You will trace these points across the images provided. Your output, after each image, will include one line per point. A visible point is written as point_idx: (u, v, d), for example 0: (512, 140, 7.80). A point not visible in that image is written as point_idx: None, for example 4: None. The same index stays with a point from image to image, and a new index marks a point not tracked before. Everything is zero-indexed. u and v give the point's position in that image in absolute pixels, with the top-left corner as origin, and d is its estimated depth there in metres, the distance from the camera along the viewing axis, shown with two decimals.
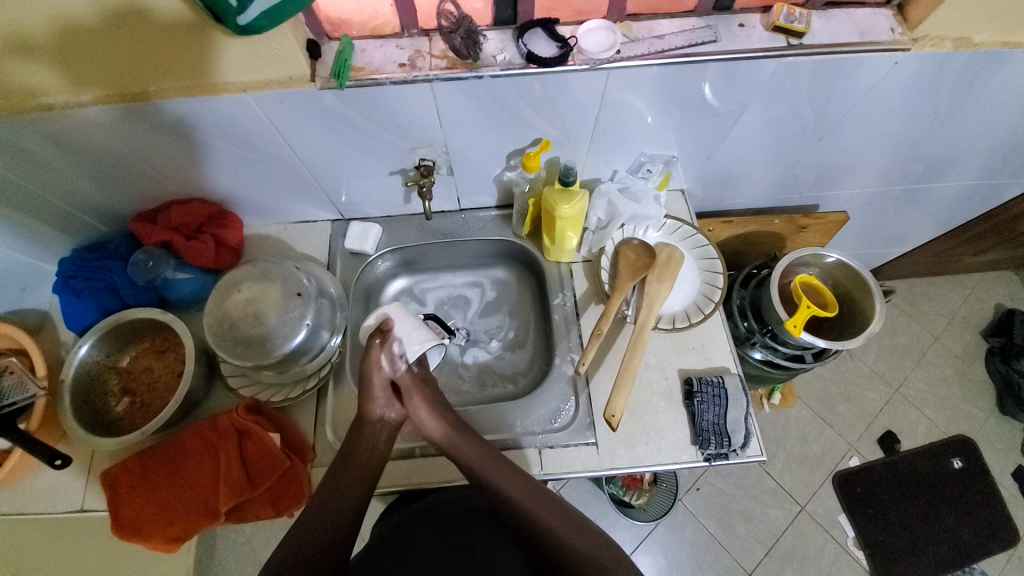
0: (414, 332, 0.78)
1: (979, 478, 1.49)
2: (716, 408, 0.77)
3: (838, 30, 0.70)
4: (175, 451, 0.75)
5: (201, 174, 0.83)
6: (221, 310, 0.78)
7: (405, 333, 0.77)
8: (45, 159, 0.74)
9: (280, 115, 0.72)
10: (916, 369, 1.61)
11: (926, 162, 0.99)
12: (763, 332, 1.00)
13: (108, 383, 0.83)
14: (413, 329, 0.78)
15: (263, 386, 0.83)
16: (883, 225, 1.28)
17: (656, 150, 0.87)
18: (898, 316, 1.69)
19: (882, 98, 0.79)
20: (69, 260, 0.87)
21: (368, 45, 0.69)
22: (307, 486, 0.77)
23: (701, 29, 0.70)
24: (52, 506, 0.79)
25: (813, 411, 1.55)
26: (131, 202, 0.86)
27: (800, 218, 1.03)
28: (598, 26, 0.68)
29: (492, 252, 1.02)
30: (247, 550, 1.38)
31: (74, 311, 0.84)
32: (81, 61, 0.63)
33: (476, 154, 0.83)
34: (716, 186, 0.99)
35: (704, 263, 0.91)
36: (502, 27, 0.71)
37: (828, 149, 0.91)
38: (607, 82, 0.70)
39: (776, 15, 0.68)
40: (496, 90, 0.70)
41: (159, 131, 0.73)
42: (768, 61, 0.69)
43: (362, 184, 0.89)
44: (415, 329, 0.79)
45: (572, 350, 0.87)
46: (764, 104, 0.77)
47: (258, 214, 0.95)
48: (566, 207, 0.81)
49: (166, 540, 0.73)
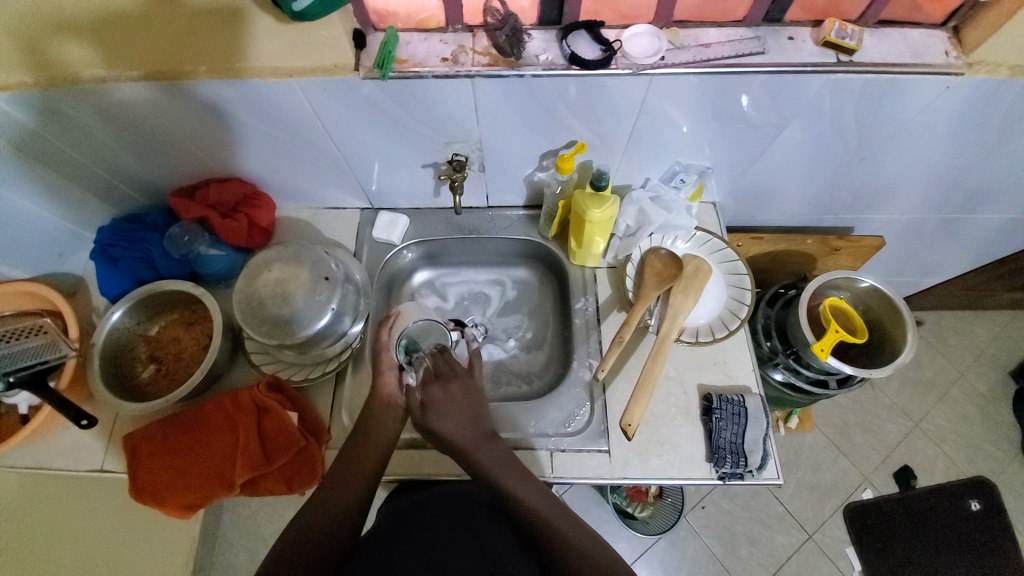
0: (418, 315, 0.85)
1: (1000, 523, 1.43)
2: (735, 428, 0.76)
3: (891, 50, 0.68)
4: (197, 421, 0.77)
5: (241, 155, 0.85)
6: (250, 288, 0.80)
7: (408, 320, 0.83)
8: (93, 129, 0.77)
9: (323, 102, 0.74)
10: (940, 404, 1.55)
11: (971, 192, 0.96)
12: (787, 354, 0.97)
13: (136, 350, 0.85)
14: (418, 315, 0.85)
15: (284, 364, 0.85)
16: (917, 254, 1.24)
17: (691, 160, 0.85)
18: (925, 348, 1.63)
19: (931, 121, 0.76)
20: (108, 229, 0.89)
21: (413, 37, 0.70)
22: (320, 467, 0.78)
23: (749, 39, 0.68)
24: (74, 465, 0.82)
25: (829, 439, 1.51)
26: (170, 177, 0.89)
27: (834, 240, 1.01)
28: (644, 31, 0.68)
29: (517, 251, 1.02)
30: (251, 523, 1.41)
31: (109, 278, 0.87)
32: (134, 36, 0.66)
33: (509, 153, 0.83)
34: (749, 201, 0.97)
35: (732, 278, 0.90)
36: (546, 27, 0.70)
37: (869, 170, 0.88)
38: (648, 88, 0.70)
39: (828, 30, 0.66)
40: (536, 90, 0.70)
41: (204, 110, 0.75)
42: (816, 76, 0.67)
43: (395, 174, 0.90)
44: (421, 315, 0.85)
45: (591, 355, 0.86)
46: (805, 121, 0.76)
47: (290, 197, 0.97)
48: (596, 212, 0.80)
49: (180, 507, 0.75)
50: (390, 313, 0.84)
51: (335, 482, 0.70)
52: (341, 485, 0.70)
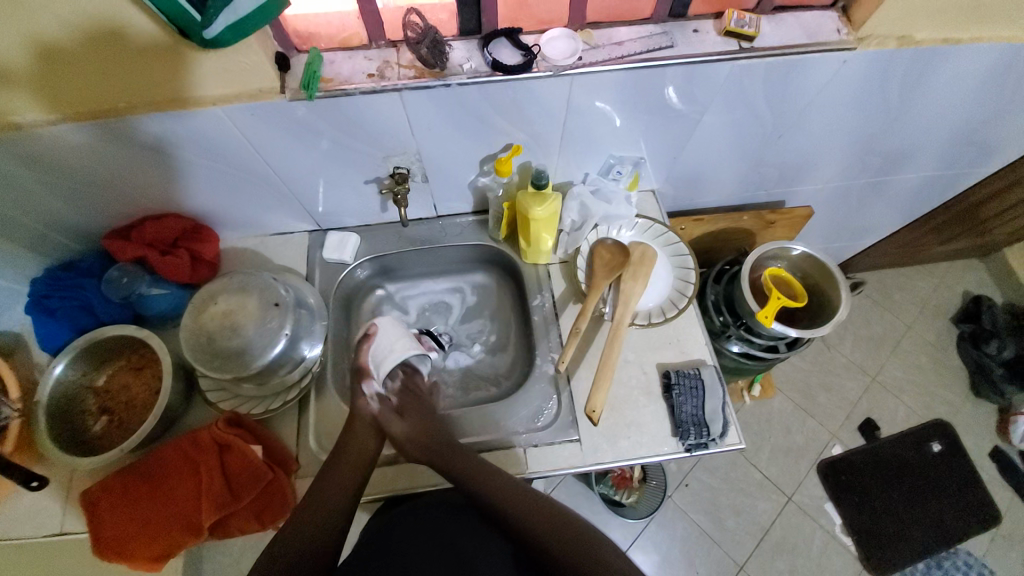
0: (399, 340, 0.84)
1: (955, 459, 1.54)
2: (694, 399, 0.80)
3: (787, 34, 0.74)
4: (157, 466, 0.74)
5: (176, 189, 0.83)
6: (197, 323, 0.77)
7: (388, 340, 0.84)
8: (14, 178, 0.74)
9: (254, 128, 0.73)
10: (891, 357, 1.66)
11: (883, 156, 1.04)
12: (738, 325, 1.02)
13: (85, 403, 0.82)
14: (398, 338, 0.85)
15: (243, 399, 0.82)
16: (850, 219, 1.33)
17: (624, 152, 0.89)
18: (871, 306, 1.74)
19: (836, 95, 0.83)
20: (41, 280, 0.85)
21: (337, 56, 0.71)
22: (292, 496, 0.77)
23: (657, 35, 0.73)
24: (30, 530, 0.77)
25: (795, 402, 1.59)
26: (104, 220, 0.86)
27: (767, 214, 1.08)
28: (560, 34, 0.71)
29: (472, 257, 1.03)
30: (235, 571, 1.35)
31: (48, 332, 0.83)
32: (47, 79, 0.63)
33: (449, 161, 0.85)
34: (685, 186, 1.02)
35: (677, 260, 0.94)
36: (467, 37, 0.72)
37: (790, 145, 0.94)
38: (571, 87, 0.73)
39: (728, 20, 0.71)
40: (464, 98, 0.72)
41: (132, 148, 0.74)
42: (723, 63, 0.72)
43: (339, 194, 0.90)
44: (401, 338, 0.85)
45: (553, 349, 0.88)
46: (724, 105, 0.81)
47: (235, 227, 0.95)
48: (539, 209, 0.83)
49: (147, 559, 0.72)
50: (369, 328, 0.85)
51: (310, 503, 0.69)
52: (317, 506, 0.68)
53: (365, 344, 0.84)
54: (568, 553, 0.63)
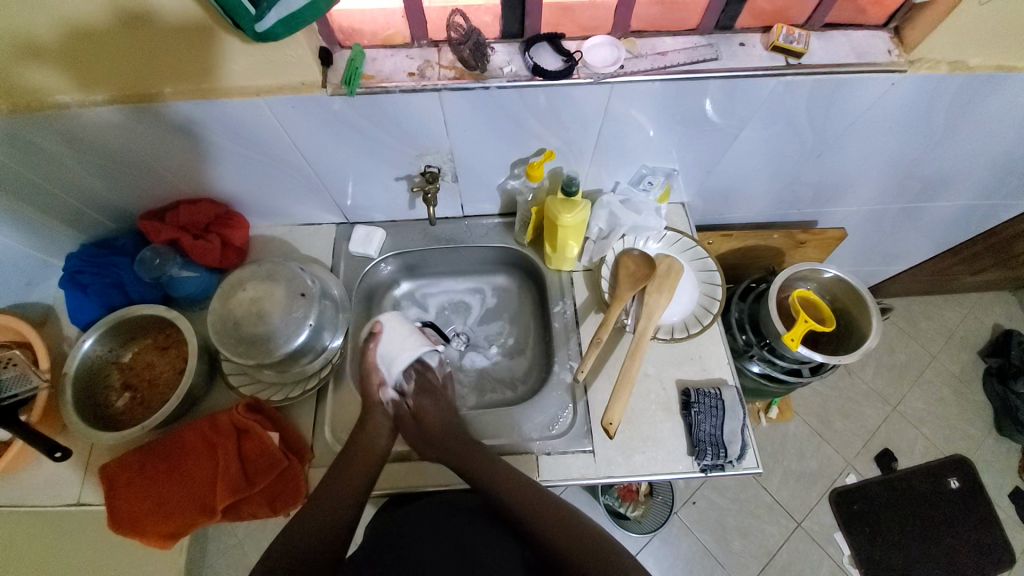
0: (408, 338, 0.80)
1: (976, 497, 1.49)
2: (713, 419, 0.79)
3: (837, 51, 0.72)
4: (175, 447, 0.75)
5: (211, 174, 0.84)
6: (225, 308, 0.79)
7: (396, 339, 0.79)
8: (58, 156, 0.76)
9: (292, 119, 0.74)
10: (913, 387, 1.61)
11: (923, 182, 1.00)
12: (761, 345, 0.99)
13: (109, 379, 0.84)
14: (406, 336, 0.80)
15: (263, 385, 0.84)
16: (881, 244, 1.29)
17: (657, 163, 0.88)
18: (896, 334, 1.69)
19: (880, 117, 0.81)
20: (76, 256, 0.88)
21: (379, 54, 0.71)
22: (304, 485, 0.78)
23: (703, 46, 0.71)
24: (50, 499, 0.79)
25: (811, 426, 1.55)
26: (140, 201, 0.88)
27: (799, 234, 1.05)
28: (603, 41, 0.70)
29: (495, 258, 1.03)
30: (238, 551, 1.38)
31: (79, 306, 0.85)
32: (97, 61, 0.65)
33: (481, 163, 0.85)
34: (716, 200, 1.00)
35: (703, 275, 0.92)
36: (509, 40, 0.72)
37: (828, 166, 0.92)
38: (611, 96, 0.72)
39: (776, 35, 0.70)
40: (503, 101, 0.71)
41: (173, 133, 0.75)
42: (769, 79, 0.71)
43: (368, 189, 0.91)
44: (409, 337, 0.81)
45: (571, 357, 0.88)
46: (764, 120, 0.79)
47: (265, 215, 0.96)
48: (568, 216, 0.82)
49: (161, 536, 0.74)
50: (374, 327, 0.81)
51: (322, 495, 0.70)
52: (327, 501, 0.69)
53: (373, 345, 0.80)
54: (582, 559, 0.63)
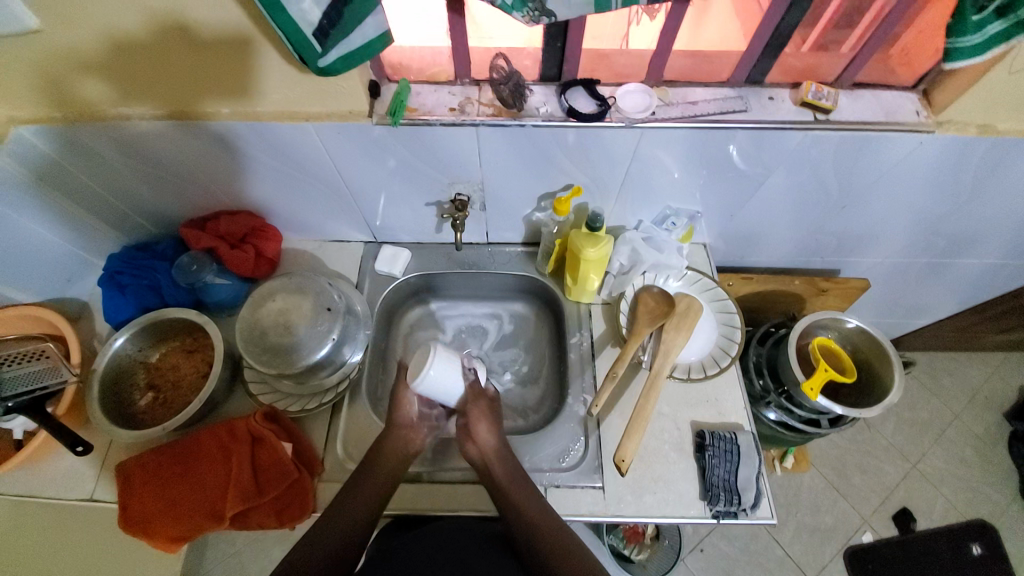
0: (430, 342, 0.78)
1: (1000, 568, 1.41)
2: (728, 465, 0.77)
3: (865, 109, 0.74)
4: (192, 450, 0.77)
5: (254, 189, 0.89)
6: (253, 317, 0.82)
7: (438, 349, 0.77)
8: (117, 165, 0.81)
9: (336, 143, 0.78)
10: (934, 446, 1.55)
11: (948, 238, 1.00)
12: (779, 392, 0.98)
13: (136, 377, 0.86)
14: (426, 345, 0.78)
15: (281, 395, 0.85)
16: (903, 296, 1.28)
17: (681, 205, 0.90)
18: (917, 389, 1.64)
19: (906, 174, 0.82)
20: (118, 256, 0.92)
21: (423, 88, 0.75)
22: (312, 499, 0.78)
23: (733, 98, 0.74)
24: (64, 492, 0.81)
25: (827, 479, 1.50)
26: (184, 209, 0.93)
27: (821, 281, 1.05)
28: (637, 88, 0.74)
29: (515, 286, 1.05)
30: (235, 561, 1.37)
31: (116, 305, 0.89)
32: (167, 82, 0.71)
33: (509, 194, 0.88)
34: (739, 243, 1.01)
35: (723, 316, 0.92)
36: (547, 82, 0.76)
37: (852, 217, 0.93)
38: (640, 139, 0.75)
39: (805, 91, 0.72)
40: (537, 138, 0.75)
41: (225, 150, 0.80)
42: (796, 132, 0.73)
43: (399, 211, 0.94)
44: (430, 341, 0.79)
45: (586, 390, 0.88)
46: (789, 169, 0.81)
47: (298, 230, 1.00)
48: (592, 250, 0.84)
49: (168, 539, 0.74)
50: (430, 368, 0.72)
51: (337, 510, 0.70)
52: (341, 517, 0.69)
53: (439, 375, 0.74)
54: None
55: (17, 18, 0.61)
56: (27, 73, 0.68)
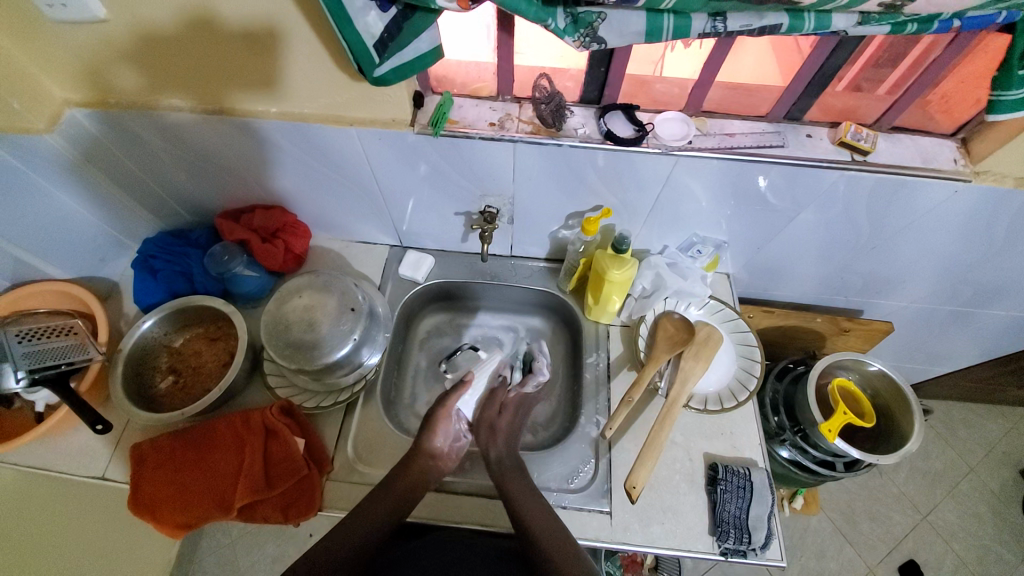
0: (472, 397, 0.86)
1: None
2: (739, 502, 0.76)
3: (902, 154, 0.74)
4: (207, 438, 0.78)
5: (289, 186, 0.91)
6: (279, 311, 0.83)
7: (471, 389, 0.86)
8: (164, 154, 0.84)
9: (375, 149, 0.80)
10: (946, 498, 1.50)
11: (977, 288, 0.98)
12: (794, 431, 0.96)
13: (158, 360, 0.88)
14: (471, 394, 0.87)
15: (298, 389, 0.87)
16: (924, 342, 1.25)
17: (708, 234, 0.90)
18: (932, 438, 1.60)
19: (938, 221, 0.81)
20: (152, 241, 0.94)
21: (465, 102, 0.77)
22: (319, 498, 0.78)
23: (770, 133, 0.75)
24: (77, 468, 0.82)
25: (834, 524, 1.46)
26: (220, 200, 0.95)
27: (843, 321, 1.03)
28: (675, 117, 0.74)
29: (534, 300, 1.05)
30: (229, 552, 1.36)
31: (146, 288, 0.91)
32: (222, 77, 0.73)
33: (538, 209, 0.88)
34: (763, 276, 1.01)
35: (743, 348, 0.91)
36: (586, 105, 0.77)
37: (879, 259, 0.92)
38: (674, 166, 0.75)
39: (844, 131, 0.72)
40: (572, 158, 0.76)
41: (270, 147, 0.82)
42: (831, 171, 0.73)
43: (427, 218, 0.96)
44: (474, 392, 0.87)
45: (599, 412, 0.87)
46: (819, 207, 0.81)
47: (326, 228, 1.02)
48: (616, 272, 0.84)
49: (174, 525, 0.75)
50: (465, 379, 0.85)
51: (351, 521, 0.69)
52: (357, 528, 0.69)
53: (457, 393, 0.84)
54: None
55: (87, 9, 0.63)
56: (89, 59, 0.71)
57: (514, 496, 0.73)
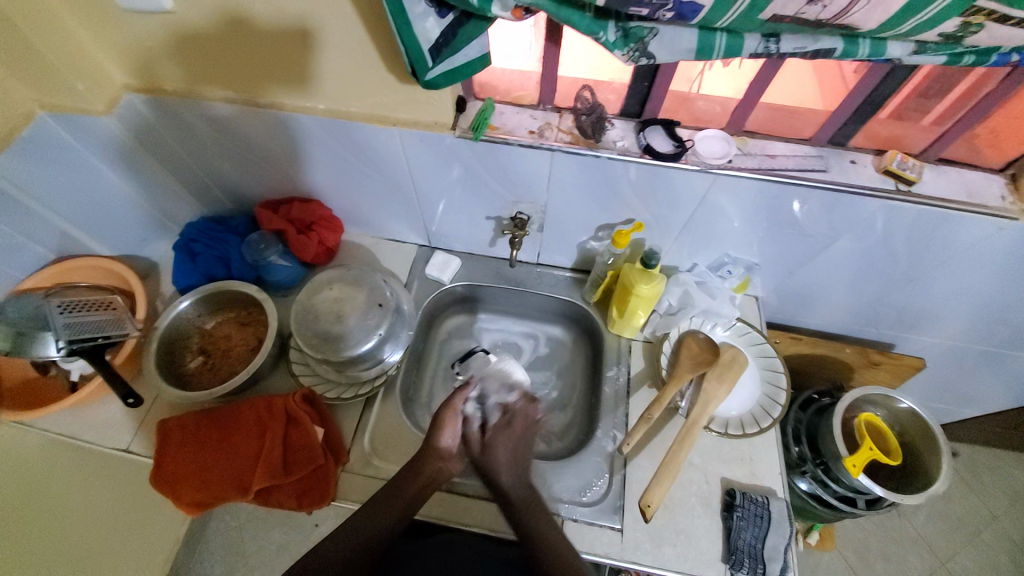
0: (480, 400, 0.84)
1: None
2: (756, 530, 0.74)
3: (947, 187, 0.72)
4: (231, 420, 0.80)
5: (326, 180, 0.93)
6: (309, 301, 0.85)
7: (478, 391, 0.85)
8: (212, 142, 0.87)
9: (414, 149, 0.81)
10: (969, 547, 1.43)
11: (1018, 330, 0.94)
12: (816, 463, 0.94)
13: (189, 341, 0.91)
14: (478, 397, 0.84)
15: (320, 379, 0.88)
16: (956, 382, 1.21)
17: (740, 255, 0.89)
18: (956, 482, 1.53)
19: (981, 257, 0.78)
20: (195, 225, 0.98)
21: (507, 109, 0.78)
22: (333, 490, 0.79)
23: (812, 157, 0.74)
24: (102, 439, 0.85)
25: (847, 563, 1.40)
26: (260, 190, 0.99)
27: (873, 353, 1.02)
28: (716, 135, 0.74)
29: (557, 309, 1.05)
30: (235, 535, 1.39)
31: (185, 270, 0.95)
32: (274, 72, 0.75)
33: (569, 218, 0.89)
34: (792, 301, 0.99)
35: (768, 374, 0.89)
36: (626, 118, 0.78)
37: (915, 293, 0.89)
38: (711, 185, 0.75)
39: (890, 160, 0.71)
40: (609, 170, 0.76)
41: (313, 142, 0.84)
42: (873, 199, 0.72)
43: (457, 220, 0.97)
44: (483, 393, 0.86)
45: (616, 427, 0.86)
46: (857, 236, 0.79)
47: (358, 224, 1.04)
48: (644, 287, 0.83)
49: (191, 503, 0.77)
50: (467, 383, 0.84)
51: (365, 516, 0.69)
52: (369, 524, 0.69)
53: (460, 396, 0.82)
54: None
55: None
56: (150, 48, 0.74)
57: (526, 503, 0.73)
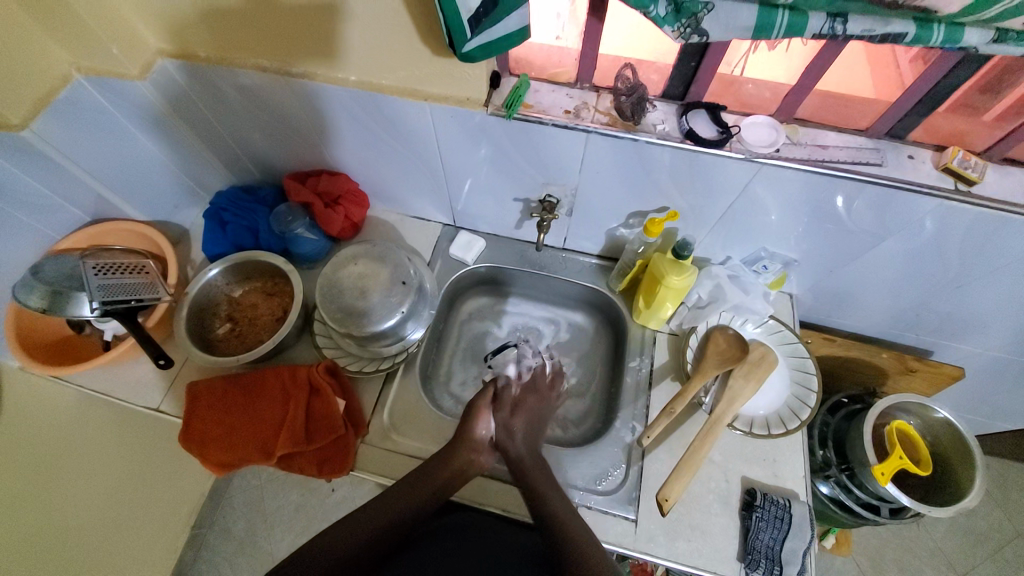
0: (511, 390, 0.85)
1: None
2: (774, 532, 0.73)
3: (1015, 187, 0.66)
4: (256, 386, 0.82)
5: (355, 155, 0.93)
6: (333, 276, 0.85)
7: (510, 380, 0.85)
8: (243, 111, 0.87)
9: (445, 126, 0.79)
10: (988, 562, 1.39)
11: None
12: (841, 469, 0.91)
13: (218, 308, 0.93)
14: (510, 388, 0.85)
15: (343, 353, 0.89)
16: (994, 395, 1.15)
17: (777, 250, 0.85)
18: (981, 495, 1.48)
19: None
20: (226, 195, 0.99)
21: (542, 86, 0.75)
22: (352, 459, 0.80)
23: (867, 149, 0.69)
24: (134, 398, 0.89)
25: (859, 568, 1.38)
26: (289, 161, 0.98)
27: (910, 360, 0.97)
28: (763, 122, 0.70)
29: (580, 295, 1.03)
30: (256, 495, 1.44)
31: (214, 238, 0.96)
32: (306, 39, 0.73)
33: (600, 204, 0.86)
34: (828, 301, 0.95)
35: (798, 374, 0.86)
36: (668, 100, 0.74)
37: (963, 300, 0.84)
38: (755, 174, 0.71)
39: (951, 156, 0.66)
40: (646, 155, 0.73)
41: (343, 115, 0.83)
42: (930, 198, 0.67)
43: (485, 201, 0.95)
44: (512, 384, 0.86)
45: (635, 418, 0.85)
46: (908, 236, 0.74)
47: (384, 200, 1.03)
48: (674, 279, 0.81)
49: (217, 463, 0.79)
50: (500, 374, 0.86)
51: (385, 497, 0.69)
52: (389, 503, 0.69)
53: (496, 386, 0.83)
54: None
55: None
56: (184, 12, 0.73)
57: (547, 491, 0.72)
